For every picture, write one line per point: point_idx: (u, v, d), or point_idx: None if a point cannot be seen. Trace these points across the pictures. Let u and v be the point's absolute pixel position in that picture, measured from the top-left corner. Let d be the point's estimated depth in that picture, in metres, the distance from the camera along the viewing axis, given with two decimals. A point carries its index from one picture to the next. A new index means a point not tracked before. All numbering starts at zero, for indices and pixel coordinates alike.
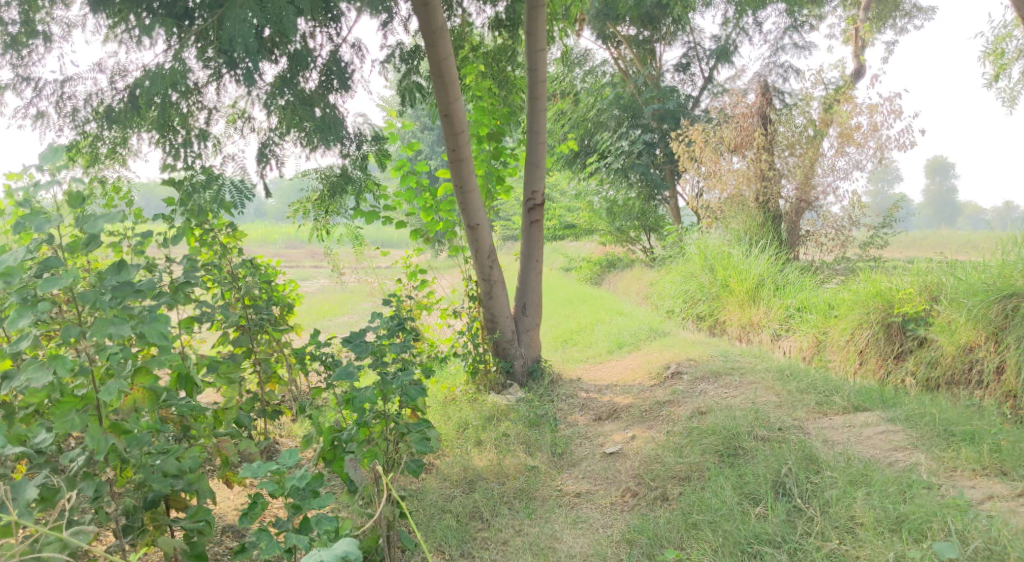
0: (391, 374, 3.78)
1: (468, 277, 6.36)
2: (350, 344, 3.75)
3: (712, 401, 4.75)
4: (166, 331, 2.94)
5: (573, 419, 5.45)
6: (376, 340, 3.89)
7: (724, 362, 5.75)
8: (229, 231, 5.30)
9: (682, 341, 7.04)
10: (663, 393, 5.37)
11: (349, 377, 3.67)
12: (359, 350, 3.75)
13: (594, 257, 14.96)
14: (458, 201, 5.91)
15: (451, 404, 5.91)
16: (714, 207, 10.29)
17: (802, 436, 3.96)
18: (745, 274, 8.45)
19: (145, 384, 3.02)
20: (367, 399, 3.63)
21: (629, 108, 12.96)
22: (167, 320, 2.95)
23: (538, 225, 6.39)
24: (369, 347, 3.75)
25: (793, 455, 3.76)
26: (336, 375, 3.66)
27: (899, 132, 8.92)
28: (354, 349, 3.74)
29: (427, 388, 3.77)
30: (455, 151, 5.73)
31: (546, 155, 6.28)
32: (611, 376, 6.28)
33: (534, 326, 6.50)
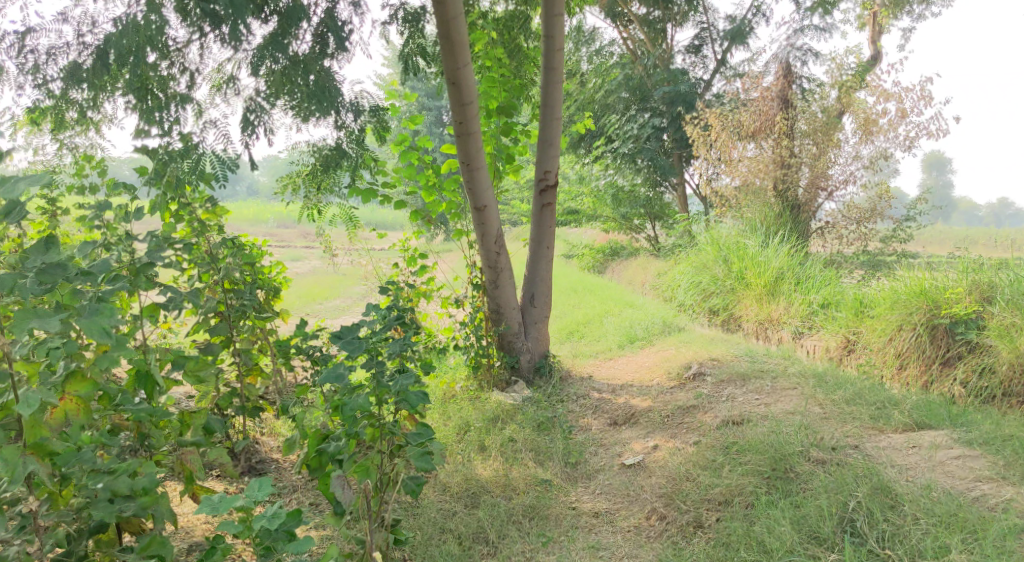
0: (389, 376, 3.27)
1: (472, 264, 5.85)
2: (341, 342, 3.22)
3: (747, 410, 4.25)
4: (109, 326, 2.42)
5: (585, 423, 4.96)
6: (370, 337, 3.37)
7: (751, 363, 5.24)
8: (208, 206, 4.76)
9: (700, 337, 6.56)
10: (685, 397, 4.87)
11: (339, 380, 3.15)
12: (351, 349, 3.23)
13: (596, 245, 14.42)
14: (464, 179, 5.38)
15: (451, 403, 5.40)
16: (727, 195, 9.76)
17: (867, 460, 3.48)
18: (763, 267, 7.93)
19: (76, 392, 2.52)
20: (360, 407, 3.12)
21: (638, 90, 12.40)
22: (111, 313, 2.43)
23: (550, 209, 5.86)
24: (363, 345, 3.23)
25: (864, 486, 3.29)
26: (322, 377, 3.14)
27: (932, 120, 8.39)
28: (345, 348, 3.22)
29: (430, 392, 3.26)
30: (462, 124, 5.19)
31: (561, 132, 5.74)
32: (625, 374, 5.78)
33: (543, 318, 5.98)
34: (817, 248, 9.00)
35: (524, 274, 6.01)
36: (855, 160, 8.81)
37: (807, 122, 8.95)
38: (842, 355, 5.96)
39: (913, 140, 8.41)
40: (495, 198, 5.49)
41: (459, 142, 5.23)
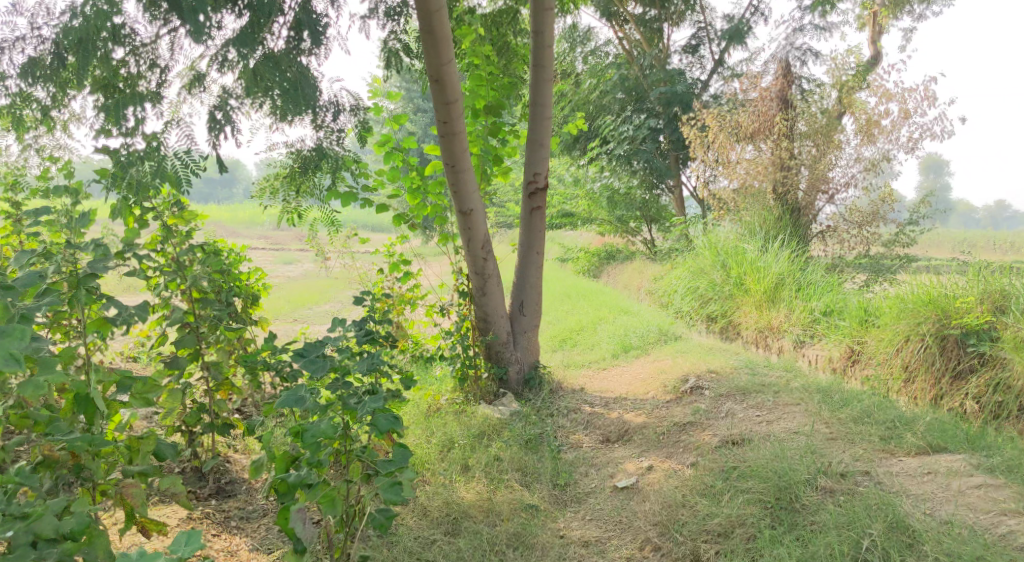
0: (358, 399, 3.00)
1: (458, 271, 5.57)
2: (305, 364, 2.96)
3: (746, 430, 3.99)
4: (17, 352, 2.17)
5: (575, 440, 4.69)
6: (337, 356, 3.09)
7: (751, 376, 4.97)
8: (174, 211, 4.51)
9: (697, 346, 6.29)
10: (682, 413, 4.60)
11: (301, 404, 2.88)
12: (315, 370, 2.96)
13: (591, 248, 14.14)
14: (449, 182, 5.11)
15: (435, 417, 5.13)
16: (725, 199, 9.49)
17: (881, 491, 3.25)
18: (762, 272, 7.66)
19: None
20: (322, 432, 2.85)
21: (634, 91, 12.15)
22: (20, 335, 2.17)
23: (540, 213, 5.59)
24: (328, 366, 2.96)
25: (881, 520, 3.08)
26: (281, 400, 2.87)
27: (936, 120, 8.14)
28: (310, 369, 2.96)
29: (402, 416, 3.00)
30: (446, 124, 4.91)
31: (551, 132, 5.48)
32: (619, 386, 5.52)
33: (533, 327, 5.71)
34: (818, 253, 8.74)
35: (513, 281, 5.73)
36: (857, 162, 8.55)
37: (807, 123, 8.69)
38: (845, 365, 5.70)
39: (917, 141, 8.15)
40: (482, 202, 5.23)
41: (444, 143, 4.96)
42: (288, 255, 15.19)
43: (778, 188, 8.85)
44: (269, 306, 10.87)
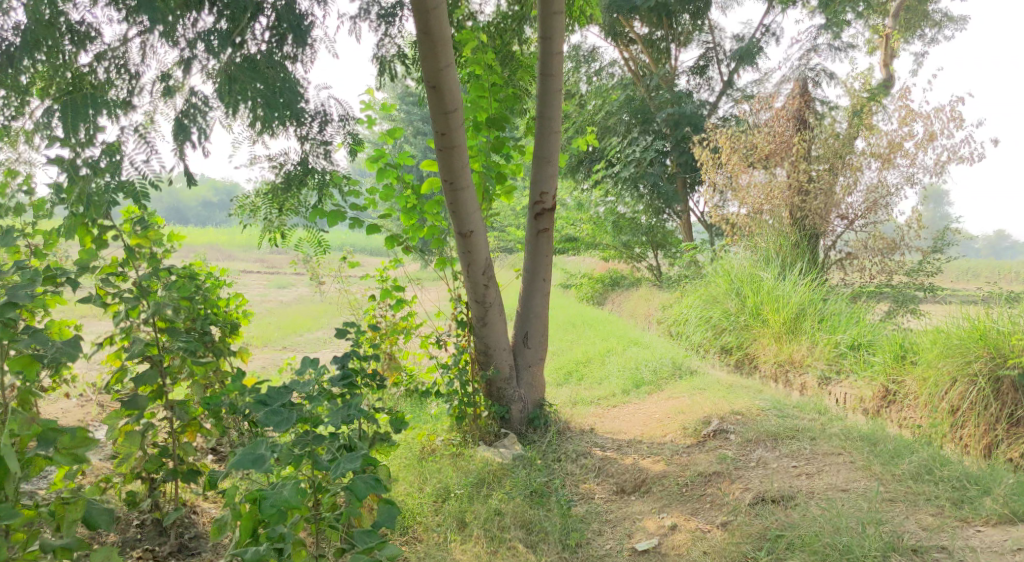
0: (332, 458, 2.61)
1: (456, 298, 5.07)
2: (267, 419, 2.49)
3: (782, 490, 3.52)
4: None
5: (586, 490, 4.20)
6: (307, 405, 2.64)
7: (781, 418, 4.47)
8: (138, 229, 4.05)
9: (716, 382, 5.80)
10: (706, 460, 4.10)
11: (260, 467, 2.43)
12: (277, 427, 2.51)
13: (595, 274, 13.66)
14: (447, 201, 4.61)
15: (428, 460, 4.63)
16: (738, 223, 9.03)
17: None
18: (782, 301, 7.18)
19: None
20: (285, 502, 2.58)
21: (640, 113, 11.74)
22: None
23: (547, 236, 5.11)
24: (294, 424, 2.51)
25: None
26: (235, 464, 2.37)
27: (964, 143, 7.70)
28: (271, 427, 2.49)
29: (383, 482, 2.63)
30: (444, 136, 4.43)
31: (560, 148, 5.00)
32: (632, 427, 5.00)
33: (539, 361, 5.21)
34: (837, 282, 8.27)
35: (517, 310, 5.23)
36: (879, 186, 8.10)
37: (826, 144, 8.25)
38: (880, 406, 5.20)
39: (943, 164, 7.69)
40: (484, 223, 4.73)
41: (443, 158, 4.48)
42: (280, 278, 14.69)
43: (795, 213, 8.39)
44: (258, 332, 10.43)
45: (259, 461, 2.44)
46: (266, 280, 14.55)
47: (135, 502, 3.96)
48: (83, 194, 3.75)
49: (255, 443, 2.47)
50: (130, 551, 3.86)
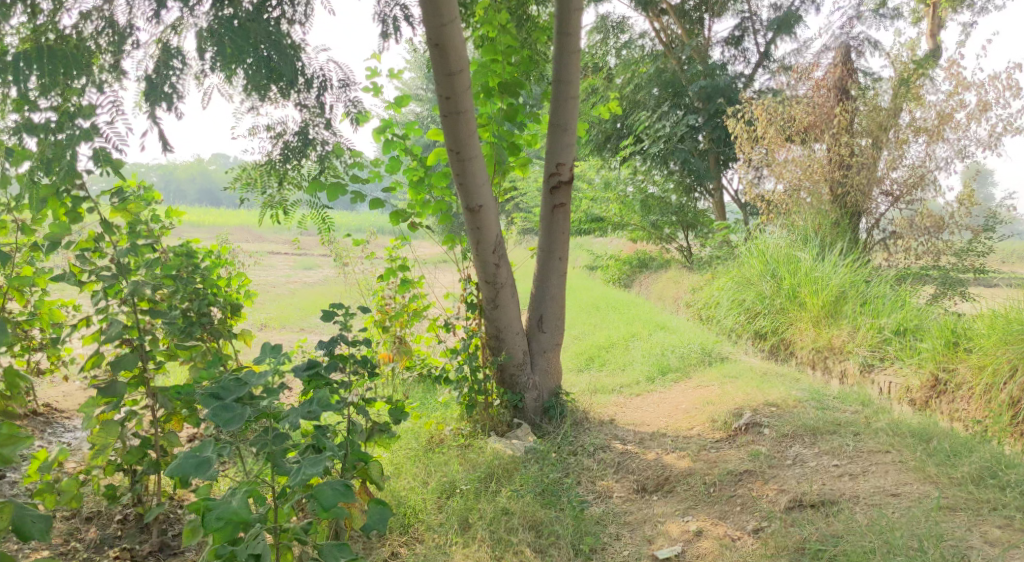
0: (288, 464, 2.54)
1: (466, 278, 4.71)
2: (214, 421, 2.44)
3: (823, 495, 3.15)
4: None
5: (603, 488, 3.84)
6: (265, 408, 2.60)
7: (821, 411, 4.06)
8: (115, 202, 3.80)
9: (748, 369, 5.39)
10: (737, 458, 3.71)
11: (206, 473, 2.54)
12: (229, 426, 2.45)
13: (623, 255, 13.22)
14: (454, 171, 4.23)
15: (435, 452, 4.30)
16: (774, 201, 8.57)
17: None
18: (820, 284, 6.75)
19: None
20: (234, 512, 2.42)
21: (672, 85, 11.35)
22: None
23: (564, 211, 4.71)
24: (245, 425, 2.46)
25: None
26: (175, 470, 2.51)
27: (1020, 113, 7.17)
28: (219, 428, 2.44)
29: (352, 486, 2.55)
30: (449, 101, 4.04)
31: (577, 115, 4.59)
32: (656, 417, 4.61)
33: (555, 347, 4.84)
34: (880, 263, 7.78)
35: (532, 291, 4.86)
36: (926, 161, 7.59)
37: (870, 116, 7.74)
38: (930, 396, 4.76)
39: (998, 137, 7.17)
40: (494, 196, 4.35)
41: (448, 125, 4.10)
42: (302, 259, 14.44)
43: (835, 189, 7.91)
44: (277, 314, 10.18)
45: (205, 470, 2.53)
46: (287, 260, 14.31)
47: (115, 496, 3.68)
48: (42, 159, 3.41)
49: (204, 444, 2.60)
50: (107, 550, 3.60)
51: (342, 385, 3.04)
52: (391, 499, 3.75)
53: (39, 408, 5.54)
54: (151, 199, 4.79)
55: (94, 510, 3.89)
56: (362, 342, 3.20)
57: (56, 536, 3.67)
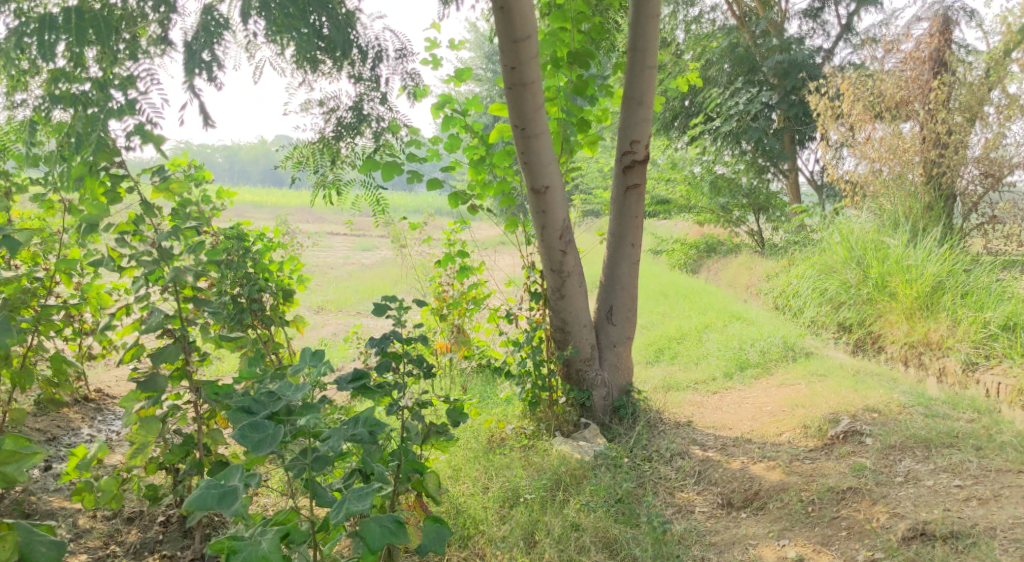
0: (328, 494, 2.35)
1: (530, 266, 4.35)
2: (241, 444, 2.27)
3: (957, 532, 2.76)
4: None
5: (683, 501, 3.47)
6: (306, 436, 2.41)
7: (930, 418, 3.64)
8: (156, 181, 3.44)
9: (837, 366, 4.96)
10: (837, 472, 3.29)
11: (231, 506, 2.32)
12: (257, 449, 2.28)
13: (688, 239, 12.72)
14: (518, 150, 3.86)
15: (496, 454, 3.95)
16: (859, 183, 8.03)
17: None
18: (914, 272, 6.28)
19: None
20: (262, 554, 2.24)
21: (746, 61, 10.94)
22: None
23: (638, 192, 4.30)
24: (275, 448, 2.28)
25: None
26: (195, 498, 2.28)
27: None
28: (247, 451, 2.27)
29: (404, 523, 2.34)
30: (515, 71, 3.66)
31: (655, 86, 4.16)
32: (738, 421, 4.21)
33: (627, 340, 4.45)
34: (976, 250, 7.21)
35: (602, 280, 4.47)
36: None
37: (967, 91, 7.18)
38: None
39: None
40: (561, 177, 3.97)
41: (512, 98, 3.72)
42: (360, 242, 14.23)
43: (928, 170, 7.36)
44: (334, 297, 9.95)
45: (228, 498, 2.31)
46: (344, 243, 14.11)
47: (155, 497, 3.41)
48: (73, 133, 3.07)
49: (230, 471, 2.39)
50: (148, 556, 3.33)
51: (397, 389, 2.78)
52: (451, 508, 3.43)
53: (89, 395, 5.34)
54: (199, 179, 4.53)
55: (136, 510, 3.63)
56: (419, 340, 2.88)
57: (94, 538, 3.41)
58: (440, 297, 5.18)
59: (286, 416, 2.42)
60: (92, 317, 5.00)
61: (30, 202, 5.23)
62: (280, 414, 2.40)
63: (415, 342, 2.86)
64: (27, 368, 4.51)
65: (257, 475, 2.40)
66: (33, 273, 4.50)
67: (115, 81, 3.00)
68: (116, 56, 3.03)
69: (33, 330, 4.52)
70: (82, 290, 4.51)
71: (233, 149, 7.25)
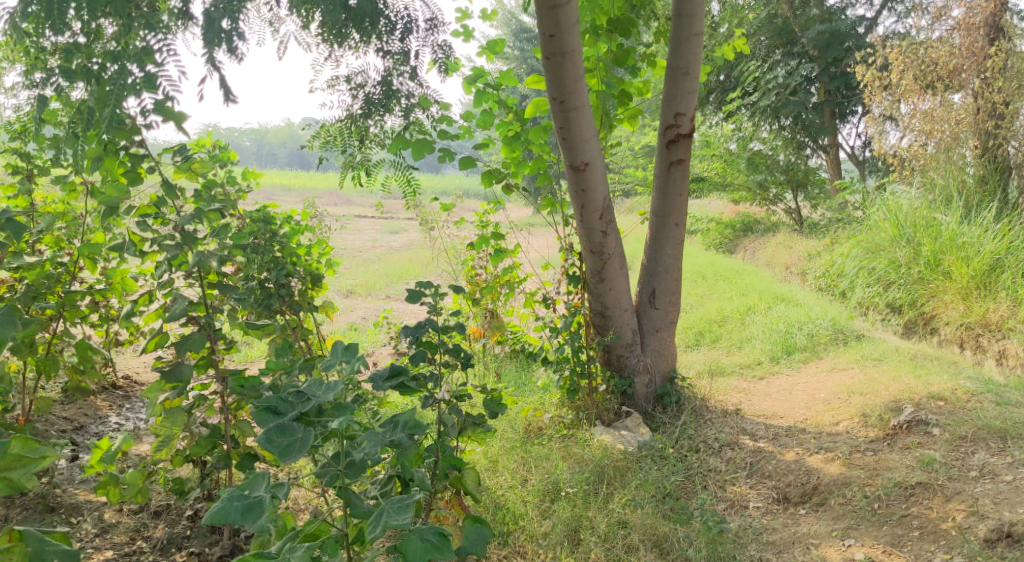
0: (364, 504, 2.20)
1: (568, 247, 4.14)
2: (268, 450, 2.11)
3: None
4: None
5: (736, 496, 3.26)
6: (338, 440, 2.25)
7: (1001, 406, 3.41)
8: (178, 161, 3.24)
9: (892, 350, 4.72)
10: (904, 464, 3.08)
11: (256, 520, 2.17)
12: (285, 456, 2.12)
13: (724, 218, 12.42)
14: (556, 125, 3.65)
15: (535, 445, 3.76)
16: (909, 156, 7.77)
17: None
18: (970, 251, 6.13)
19: None
20: None
21: (785, 32, 10.61)
22: None
23: (683, 168, 4.07)
24: (304, 454, 2.11)
25: None
26: (219, 511, 2.13)
27: None
28: (274, 458, 2.10)
29: (447, 535, 2.20)
30: (553, 39, 3.43)
31: (701, 56, 3.92)
32: (789, 409, 3.99)
33: (670, 325, 4.24)
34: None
35: (644, 261, 4.26)
36: None
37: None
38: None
39: None
40: (601, 153, 3.75)
41: (551, 70, 3.51)
42: (389, 224, 14.09)
43: (982, 142, 7.04)
44: (364, 280, 9.82)
45: (254, 509, 2.17)
46: (372, 226, 13.96)
47: (182, 491, 3.25)
48: (86, 108, 2.85)
49: (254, 482, 2.23)
50: (174, 553, 3.19)
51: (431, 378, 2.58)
52: (489, 503, 3.25)
53: (117, 382, 5.23)
54: (224, 159, 4.36)
55: (162, 505, 3.48)
56: (456, 328, 2.69)
57: (120, 534, 3.28)
58: (472, 280, 4.98)
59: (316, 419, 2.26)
60: (118, 303, 4.88)
61: (53, 186, 5.10)
62: (308, 417, 2.24)
63: (450, 330, 2.67)
64: (53, 355, 4.40)
65: (284, 486, 2.24)
66: (56, 259, 4.37)
67: (127, 53, 2.77)
68: (131, 25, 2.79)
69: (58, 317, 4.40)
70: (107, 275, 4.37)
71: (261, 131, 7.11)
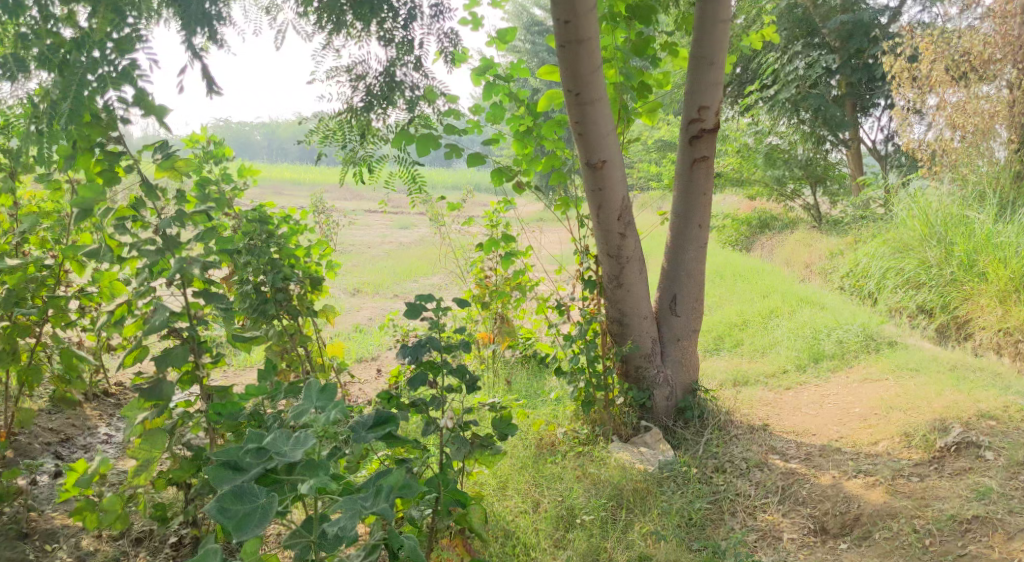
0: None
1: (583, 251, 3.85)
2: (223, 518, 2.06)
3: None
4: None
5: (768, 526, 2.97)
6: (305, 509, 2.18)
7: None
8: (159, 159, 2.95)
9: (929, 359, 4.45)
10: (956, 495, 2.80)
11: None
12: (242, 525, 2.07)
13: (740, 215, 12.12)
14: (571, 119, 3.37)
15: (547, 463, 3.48)
16: (939, 151, 7.48)
17: None
18: (1008, 252, 5.85)
19: None
20: None
21: (805, 22, 10.30)
22: None
23: (707, 166, 3.78)
24: (262, 524, 2.07)
25: None
26: None
27: None
28: (229, 529, 2.06)
29: None
30: (569, 25, 3.15)
31: (728, 44, 3.62)
32: (821, 426, 3.69)
33: (692, 334, 3.95)
34: None
35: (664, 265, 3.97)
36: None
37: None
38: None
39: None
40: (620, 150, 3.47)
41: (565, 60, 3.22)
42: (398, 219, 13.83)
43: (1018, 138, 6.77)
44: (371, 278, 9.57)
45: None
46: (381, 221, 13.71)
47: (164, 517, 3.00)
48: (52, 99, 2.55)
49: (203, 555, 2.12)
50: None
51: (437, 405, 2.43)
52: (497, 531, 2.98)
53: (109, 389, 4.99)
54: (219, 156, 4.08)
55: (144, 530, 3.23)
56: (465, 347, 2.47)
57: None
58: (482, 283, 4.71)
59: (283, 474, 2.19)
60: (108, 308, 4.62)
61: (41, 183, 4.84)
62: (274, 471, 2.18)
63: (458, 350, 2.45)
64: (37, 363, 4.14)
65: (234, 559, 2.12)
66: (41, 261, 4.11)
67: (92, 40, 2.47)
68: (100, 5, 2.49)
69: (42, 323, 4.14)
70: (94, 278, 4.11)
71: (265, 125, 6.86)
